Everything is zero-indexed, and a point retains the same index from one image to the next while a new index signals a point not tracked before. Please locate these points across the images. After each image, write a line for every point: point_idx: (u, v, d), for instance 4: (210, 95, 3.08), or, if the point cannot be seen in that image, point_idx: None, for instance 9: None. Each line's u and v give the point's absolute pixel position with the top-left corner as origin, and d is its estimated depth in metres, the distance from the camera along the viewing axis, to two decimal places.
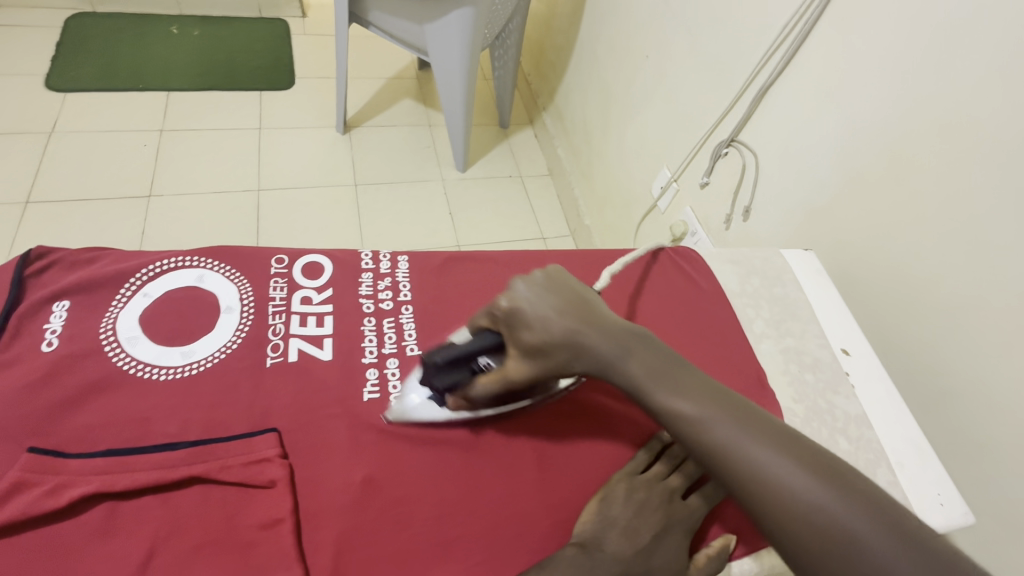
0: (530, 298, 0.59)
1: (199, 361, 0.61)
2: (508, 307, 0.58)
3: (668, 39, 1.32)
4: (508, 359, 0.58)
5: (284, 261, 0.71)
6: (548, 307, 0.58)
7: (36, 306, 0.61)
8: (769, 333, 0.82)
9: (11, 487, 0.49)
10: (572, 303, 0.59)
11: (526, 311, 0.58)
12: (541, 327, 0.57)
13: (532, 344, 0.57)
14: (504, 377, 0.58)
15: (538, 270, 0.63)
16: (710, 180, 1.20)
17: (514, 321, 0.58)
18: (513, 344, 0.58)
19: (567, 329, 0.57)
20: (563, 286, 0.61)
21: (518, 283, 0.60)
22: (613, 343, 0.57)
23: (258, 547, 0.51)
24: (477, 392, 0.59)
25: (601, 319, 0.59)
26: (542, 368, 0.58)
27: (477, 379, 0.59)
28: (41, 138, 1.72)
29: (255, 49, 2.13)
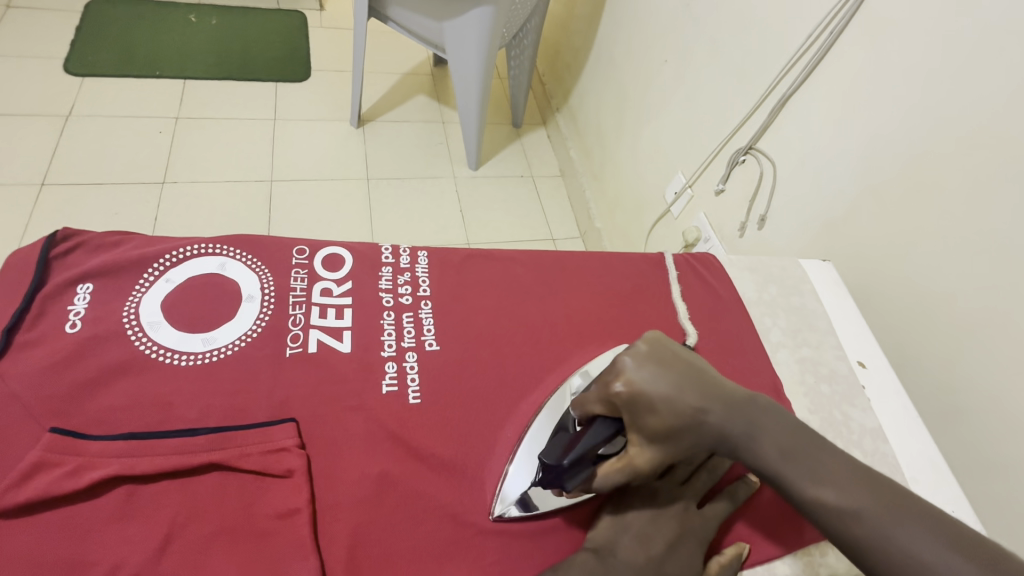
0: (648, 378, 0.54)
1: (220, 348, 0.61)
2: (628, 390, 0.54)
3: (687, 44, 1.32)
4: (631, 444, 0.55)
5: (304, 252, 0.72)
6: (669, 385, 0.54)
7: (60, 288, 0.61)
8: (785, 342, 0.82)
9: (33, 466, 0.50)
10: (690, 376, 0.55)
11: (648, 393, 0.54)
12: (667, 409, 0.53)
13: (660, 429, 0.53)
14: (630, 464, 0.54)
15: (642, 339, 0.58)
16: (725, 188, 1.19)
17: (636, 405, 0.54)
18: (636, 429, 0.54)
19: (694, 407, 0.53)
20: (673, 355, 0.57)
21: (626, 360, 0.56)
22: (740, 418, 0.53)
23: (274, 536, 0.51)
24: (599, 482, 0.56)
25: (722, 391, 0.55)
26: (670, 453, 0.54)
27: (598, 470, 0.56)
28: (58, 121, 1.73)
29: (271, 40, 2.13)
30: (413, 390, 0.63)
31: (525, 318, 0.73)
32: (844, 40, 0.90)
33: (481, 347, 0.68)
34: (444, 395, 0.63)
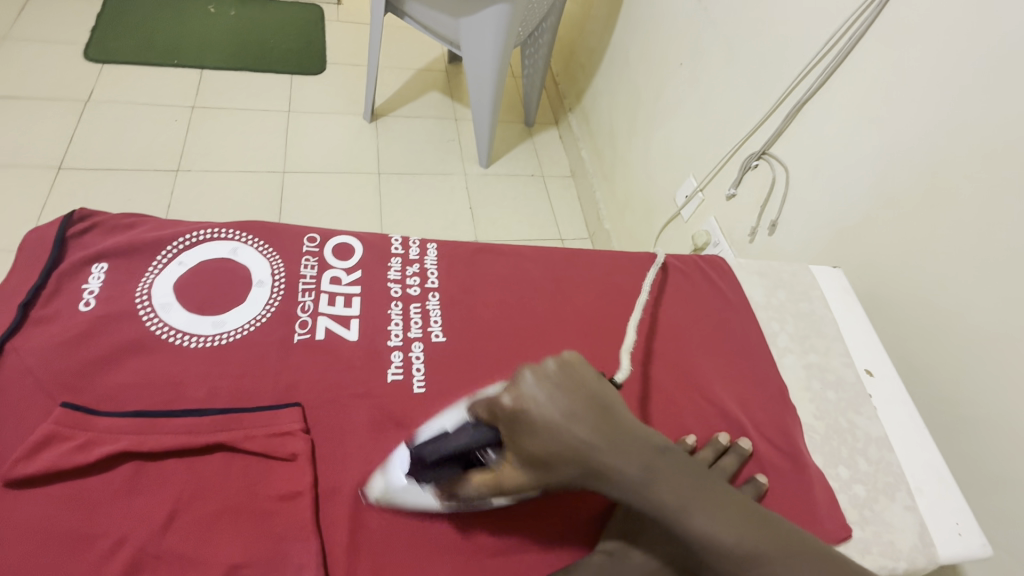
0: (541, 401, 0.50)
1: (229, 331, 0.62)
2: (512, 407, 0.50)
3: (703, 48, 1.32)
4: (504, 462, 0.51)
5: (315, 240, 0.72)
6: (560, 413, 0.49)
7: (76, 267, 0.62)
8: (792, 348, 0.81)
9: (43, 439, 0.50)
10: (589, 408, 0.50)
11: (534, 418, 0.49)
12: (549, 439, 0.49)
13: (535, 456, 0.49)
14: (500, 482, 0.51)
15: (553, 358, 0.52)
16: (737, 193, 1.19)
17: (517, 424, 0.50)
18: (512, 448, 0.51)
19: (582, 444, 0.49)
20: (581, 381, 0.51)
21: (526, 375, 0.51)
22: (629, 462, 0.49)
23: (277, 517, 0.52)
24: (466, 490, 0.52)
25: (623, 431, 0.50)
26: (544, 479, 0.50)
27: (467, 475, 0.52)
28: (76, 106, 1.75)
29: (288, 32, 2.15)
30: (418, 379, 0.64)
31: (532, 314, 0.73)
32: (863, 46, 0.89)
33: (486, 341, 0.69)
34: (448, 386, 0.64)
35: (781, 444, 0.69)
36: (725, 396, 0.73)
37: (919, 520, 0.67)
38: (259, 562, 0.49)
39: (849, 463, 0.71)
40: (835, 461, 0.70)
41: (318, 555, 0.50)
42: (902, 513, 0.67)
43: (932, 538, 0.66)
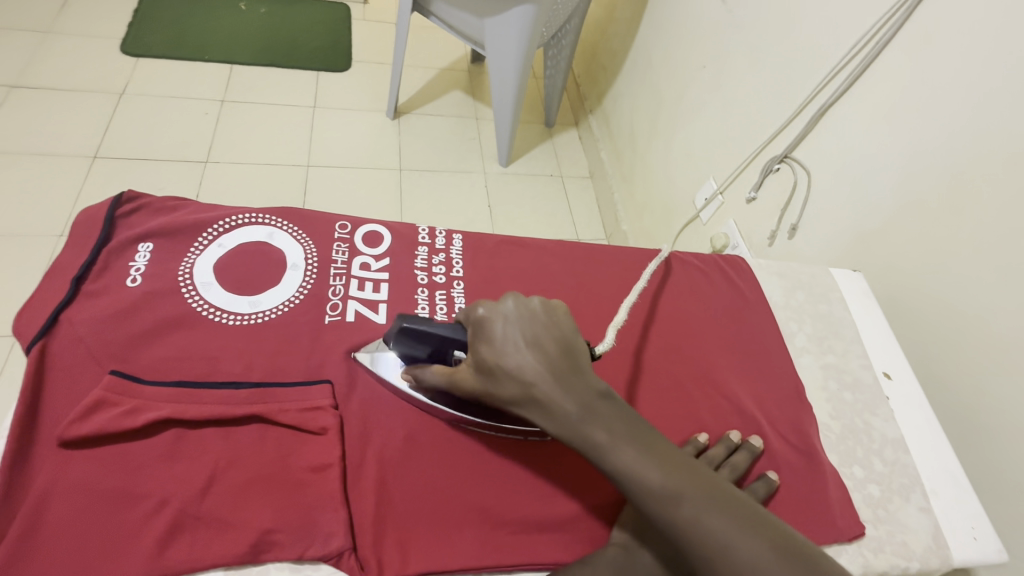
0: (508, 319, 0.53)
1: (265, 311, 0.65)
2: (483, 317, 0.55)
3: (726, 51, 1.32)
4: (464, 364, 0.56)
5: (346, 227, 0.75)
6: (521, 337, 0.53)
7: (123, 245, 0.66)
8: (810, 348, 0.82)
9: (94, 404, 0.54)
10: (550, 342, 0.53)
11: (496, 331, 0.53)
12: (501, 354, 0.52)
13: (485, 364, 0.53)
14: (453, 378, 0.56)
15: (540, 297, 0.55)
16: (757, 196, 1.19)
17: (482, 333, 0.54)
18: (472, 354, 0.55)
19: (529, 370, 0.52)
20: (556, 321, 0.54)
21: (509, 299, 0.55)
22: (568, 399, 0.51)
23: (309, 487, 0.54)
24: (425, 375, 0.59)
25: (575, 373, 0.52)
26: (488, 388, 0.54)
27: (432, 363, 0.58)
28: (112, 98, 1.82)
29: (316, 30, 2.20)
30: None
31: None
32: (889, 52, 0.90)
33: None
34: None
35: (797, 443, 0.70)
36: (743, 394, 0.74)
37: (934, 523, 0.67)
38: (291, 529, 0.52)
39: (864, 463, 0.71)
40: (850, 461, 0.71)
41: (346, 526, 0.52)
42: (917, 515, 0.67)
43: (947, 541, 0.66)
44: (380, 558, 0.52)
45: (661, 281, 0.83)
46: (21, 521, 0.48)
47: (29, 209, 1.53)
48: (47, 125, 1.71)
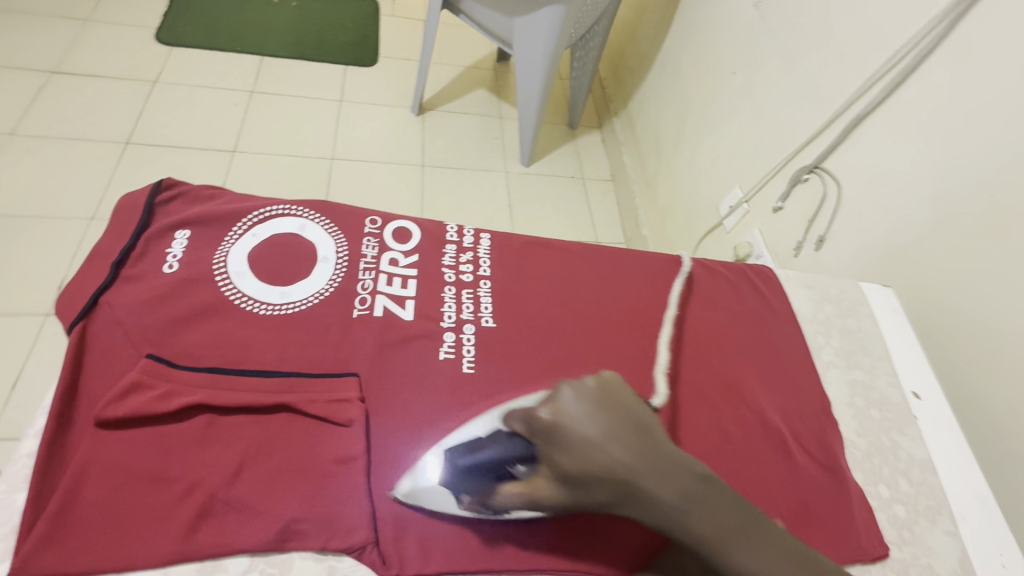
0: (579, 416, 0.50)
1: (296, 302, 0.66)
2: (551, 420, 0.51)
3: (757, 59, 1.31)
4: (539, 473, 0.51)
5: (376, 223, 0.76)
6: (598, 432, 0.50)
7: (161, 232, 0.67)
8: (836, 363, 0.80)
9: (130, 386, 0.55)
10: (626, 427, 0.50)
11: (570, 432, 0.50)
12: (585, 457, 0.49)
13: (569, 473, 0.49)
14: (533, 493, 0.51)
15: (591, 375, 0.53)
16: (784, 206, 1.18)
17: (555, 436, 0.51)
18: (548, 463, 0.51)
19: (618, 467, 0.49)
20: (619, 399, 0.52)
21: (566, 390, 0.52)
22: (665, 487, 0.48)
23: (334, 478, 0.55)
24: (498, 501, 0.52)
25: (660, 453, 0.50)
26: (578, 496, 0.50)
27: (500, 486, 0.53)
28: (146, 85, 1.86)
29: (345, 25, 2.22)
30: (468, 361, 0.66)
31: (577, 308, 0.75)
32: (930, 63, 0.88)
33: (533, 330, 0.71)
34: (498, 371, 0.66)
35: (820, 460, 0.69)
36: (767, 406, 0.73)
37: (961, 548, 0.65)
38: (315, 519, 0.52)
39: (890, 483, 0.70)
40: (875, 480, 0.70)
41: (370, 520, 0.53)
42: (943, 538, 0.66)
43: (974, 567, 0.64)
44: (401, 555, 0.53)
45: (692, 292, 0.82)
46: (58, 498, 0.49)
47: (62, 192, 1.57)
48: (82, 111, 1.75)
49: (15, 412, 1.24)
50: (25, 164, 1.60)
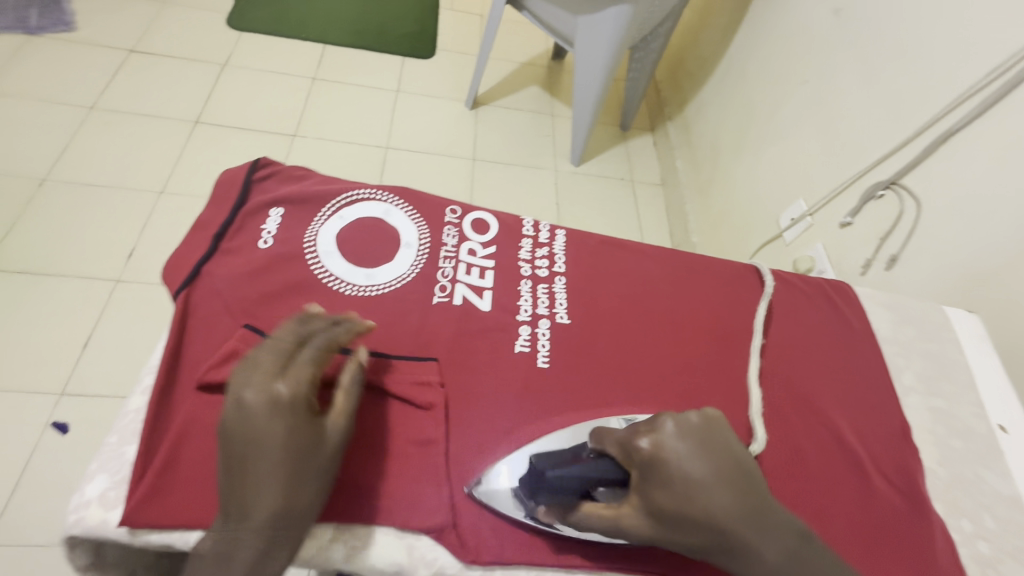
0: (682, 453, 0.51)
1: (379, 285, 0.67)
2: (651, 452, 0.52)
3: (831, 68, 1.26)
4: (627, 502, 0.52)
5: (457, 212, 0.77)
6: (704, 475, 0.50)
7: (258, 209, 0.70)
8: (917, 388, 0.76)
9: (230, 353, 0.57)
10: (732, 473, 0.51)
11: (673, 468, 0.50)
12: (684, 496, 0.49)
13: (664, 508, 0.49)
14: (617, 520, 0.51)
15: (697, 412, 0.54)
16: (853, 222, 1.13)
17: (653, 468, 0.51)
18: (639, 494, 0.51)
19: (716, 511, 0.49)
20: (726, 443, 0.53)
21: (668, 426, 0.53)
22: (765, 540, 0.48)
23: (414, 459, 0.57)
24: (576, 518, 0.53)
25: (763, 507, 0.50)
26: (667, 535, 0.50)
27: (581, 504, 0.53)
28: (216, 67, 1.93)
29: (405, 17, 2.26)
30: (543, 355, 0.67)
31: (651, 311, 0.74)
32: None
33: (606, 330, 0.71)
34: (571, 368, 0.67)
35: (899, 485, 0.66)
36: (844, 424, 0.70)
37: None
38: (397, 496, 0.55)
39: (973, 517, 0.66)
40: (958, 513, 0.66)
41: (447, 502, 0.55)
42: None
43: None
44: (479, 540, 0.54)
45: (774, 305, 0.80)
46: (164, 453, 0.52)
47: (136, 165, 1.64)
48: (157, 89, 1.82)
49: (83, 371, 1.29)
50: (104, 137, 1.68)
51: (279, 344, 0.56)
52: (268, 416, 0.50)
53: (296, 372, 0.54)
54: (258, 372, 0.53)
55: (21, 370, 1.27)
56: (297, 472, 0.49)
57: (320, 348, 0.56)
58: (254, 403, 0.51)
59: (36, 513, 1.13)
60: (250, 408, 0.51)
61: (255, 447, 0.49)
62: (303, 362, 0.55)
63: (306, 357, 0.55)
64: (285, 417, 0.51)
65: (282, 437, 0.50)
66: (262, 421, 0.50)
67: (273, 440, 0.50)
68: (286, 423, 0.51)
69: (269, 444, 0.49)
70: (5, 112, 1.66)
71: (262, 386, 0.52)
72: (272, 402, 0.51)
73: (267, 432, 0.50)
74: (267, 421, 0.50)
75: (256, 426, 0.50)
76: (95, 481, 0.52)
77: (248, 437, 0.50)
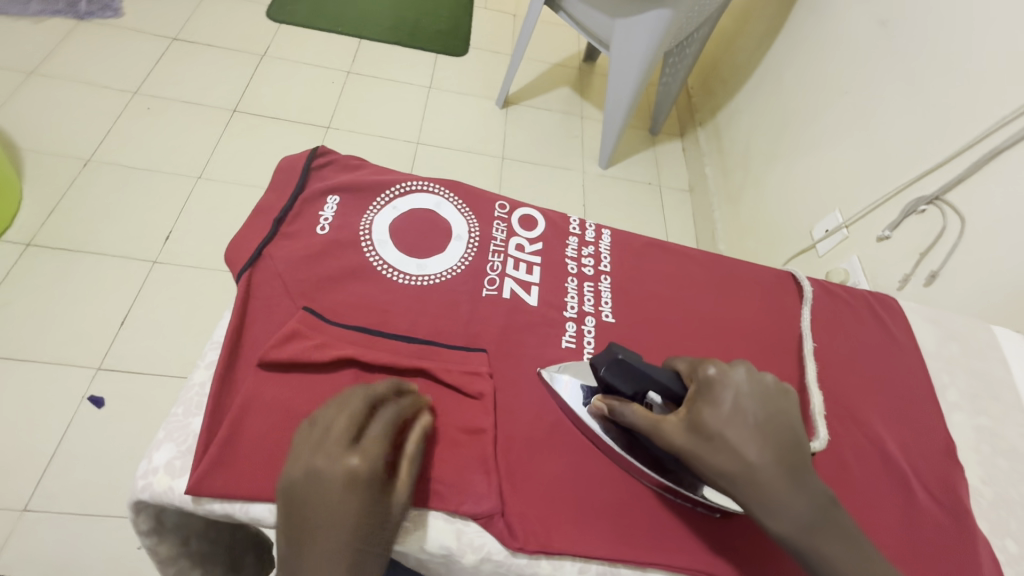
0: (743, 390, 0.52)
1: (431, 275, 0.69)
2: (714, 377, 0.54)
3: (874, 79, 1.24)
4: (673, 413, 0.54)
5: (505, 208, 0.78)
6: (756, 413, 0.51)
7: (316, 196, 0.72)
8: (962, 406, 0.75)
9: (291, 333, 0.59)
10: (783, 427, 0.51)
11: (730, 396, 0.52)
12: (731, 422, 0.50)
13: (706, 425, 0.51)
14: (658, 423, 0.54)
15: (773, 374, 0.55)
16: (891, 235, 1.12)
17: (709, 391, 0.53)
18: (688, 407, 0.53)
19: (753, 446, 0.49)
20: (789, 407, 0.53)
21: (741, 367, 0.54)
22: (791, 488, 0.48)
23: (464, 447, 0.58)
24: (622, 411, 0.56)
25: (803, 468, 0.50)
26: (696, 452, 0.51)
27: (631, 402, 0.57)
28: (255, 57, 1.96)
29: (439, 14, 2.28)
30: (589, 351, 0.68)
31: (694, 313, 0.75)
32: None
33: (651, 330, 0.71)
34: None
35: (944, 501, 0.65)
36: (887, 436, 0.70)
37: None
38: (447, 481, 0.55)
39: (1019, 539, 0.65)
40: (1004, 534, 0.65)
41: (496, 490, 0.55)
42: None
43: None
44: (528, 530, 0.54)
45: (818, 313, 0.80)
46: (227, 426, 0.54)
47: (176, 150, 1.68)
48: (198, 77, 1.86)
49: (119, 348, 1.32)
50: (146, 121, 1.71)
51: (352, 408, 0.52)
52: (343, 491, 0.47)
53: (372, 444, 0.50)
54: (331, 440, 0.49)
55: (59, 344, 1.30)
56: (365, 547, 0.47)
57: (392, 419, 0.53)
58: (330, 476, 0.47)
59: (69, 484, 1.15)
60: (325, 479, 0.47)
61: (327, 521, 0.46)
62: (374, 438, 0.50)
63: (382, 427, 0.52)
64: (360, 498, 0.47)
65: (356, 513, 0.47)
66: (338, 495, 0.47)
67: (347, 516, 0.47)
68: (361, 501, 0.47)
69: (342, 520, 0.47)
70: (52, 94, 1.70)
71: (335, 464, 0.48)
72: (350, 477, 0.47)
73: (335, 514, 0.47)
74: (343, 498, 0.47)
75: (331, 501, 0.47)
76: (162, 450, 0.54)
77: (322, 508, 0.47)
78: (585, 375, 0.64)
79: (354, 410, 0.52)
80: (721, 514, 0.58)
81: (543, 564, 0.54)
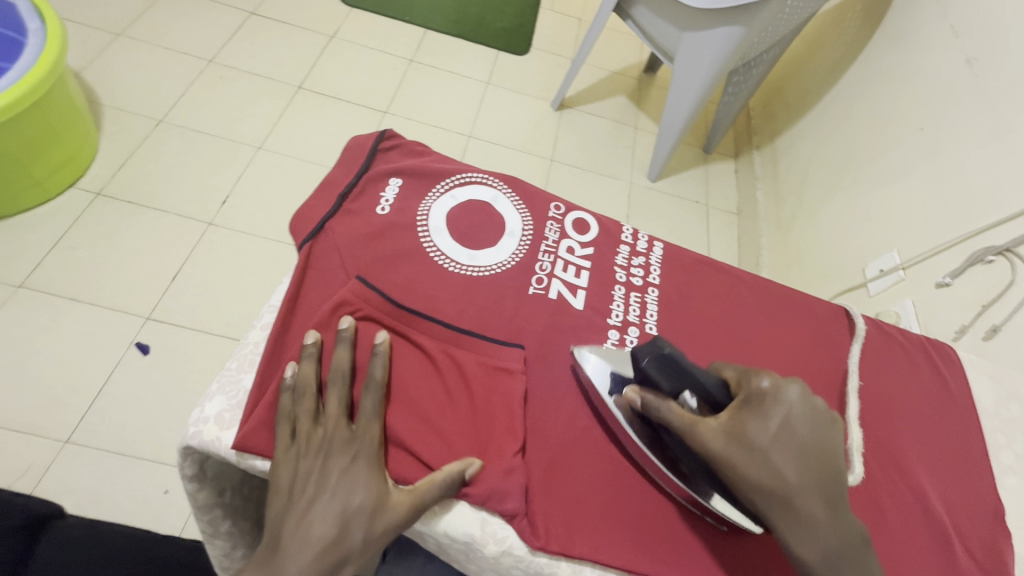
0: (795, 409, 0.51)
1: (482, 266, 0.70)
2: (769, 390, 0.52)
3: (956, 119, 1.18)
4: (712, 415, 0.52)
5: (560, 209, 0.79)
6: (803, 436, 0.50)
7: (380, 177, 0.74)
8: (1016, 470, 0.72)
9: (341, 302, 0.62)
10: (827, 456, 0.51)
11: (782, 413, 0.51)
12: (777, 440, 0.49)
13: (750, 436, 0.50)
14: (696, 422, 0.52)
15: (823, 401, 0.53)
16: (952, 283, 1.04)
17: (760, 404, 0.51)
18: (733, 413, 0.52)
19: (794, 469, 0.49)
20: (834, 436, 0.52)
21: (795, 385, 0.53)
22: (824, 518, 0.48)
23: (495, 438, 0.58)
24: (658, 406, 0.54)
25: (836, 499, 0.49)
26: (734, 458, 0.49)
27: (670, 399, 0.54)
28: (325, 37, 2.02)
29: (505, 12, 2.29)
30: None
31: (739, 337, 0.73)
32: None
33: (693, 347, 0.71)
34: None
35: (985, 566, 0.62)
36: (931, 491, 0.67)
37: None
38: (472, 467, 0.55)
39: None
40: None
41: (523, 487, 0.55)
42: None
43: None
44: (550, 528, 0.55)
45: (870, 354, 0.77)
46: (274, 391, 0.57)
47: (241, 120, 1.74)
48: (270, 52, 1.93)
49: (170, 302, 1.39)
50: (216, 89, 1.79)
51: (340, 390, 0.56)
52: (342, 466, 0.52)
53: (366, 424, 0.54)
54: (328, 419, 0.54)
55: (115, 291, 1.37)
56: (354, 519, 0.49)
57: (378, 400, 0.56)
58: (330, 452, 0.52)
59: (110, 424, 1.21)
60: (325, 454, 0.52)
61: (324, 495, 0.50)
62: (369, 416, 0.55)
63: (370, 409, 0.55)
64: (357, 475, 0.51)
65: (347, 492, 0.50)
66: (336, 470, 0.51)
67: (339, 493, 0.50)
68: (359, 480, 0.51)
69: (336, 496, 0.50)
70: (135, 55, 1.79)
71: (338, 444, 0.53)
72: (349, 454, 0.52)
73: (331, 487, 0.51)
74: (340, 474, 0.51)
75: (326, 471, 0.51)
76: (213, 401, 0.57)
77: (319, 480, 0.51)
78: (613, 364, 0.62)
79: (344, 395, 0.56)
80: (728, 527, 0.57)
81: (562, 565, 0.55)
